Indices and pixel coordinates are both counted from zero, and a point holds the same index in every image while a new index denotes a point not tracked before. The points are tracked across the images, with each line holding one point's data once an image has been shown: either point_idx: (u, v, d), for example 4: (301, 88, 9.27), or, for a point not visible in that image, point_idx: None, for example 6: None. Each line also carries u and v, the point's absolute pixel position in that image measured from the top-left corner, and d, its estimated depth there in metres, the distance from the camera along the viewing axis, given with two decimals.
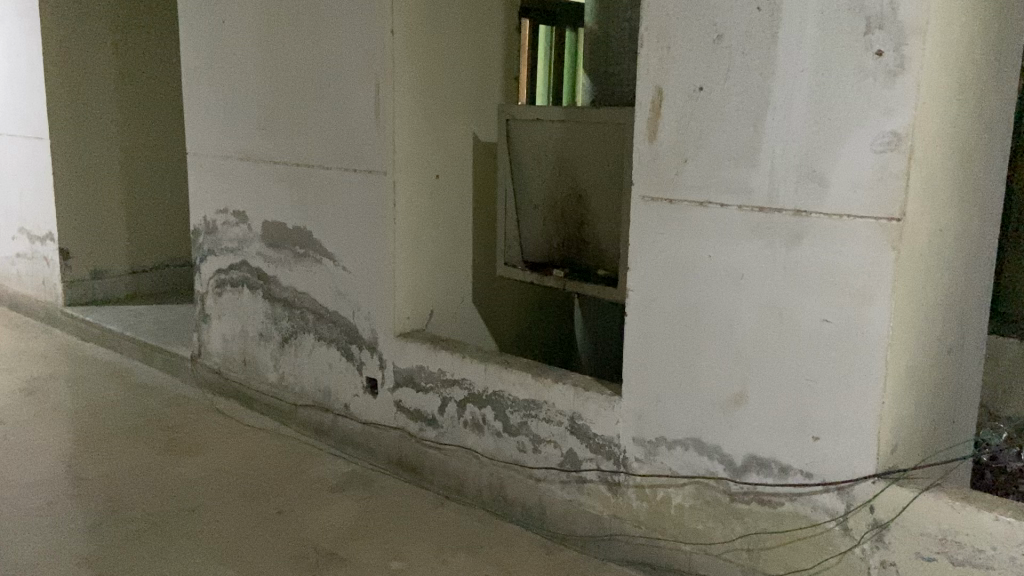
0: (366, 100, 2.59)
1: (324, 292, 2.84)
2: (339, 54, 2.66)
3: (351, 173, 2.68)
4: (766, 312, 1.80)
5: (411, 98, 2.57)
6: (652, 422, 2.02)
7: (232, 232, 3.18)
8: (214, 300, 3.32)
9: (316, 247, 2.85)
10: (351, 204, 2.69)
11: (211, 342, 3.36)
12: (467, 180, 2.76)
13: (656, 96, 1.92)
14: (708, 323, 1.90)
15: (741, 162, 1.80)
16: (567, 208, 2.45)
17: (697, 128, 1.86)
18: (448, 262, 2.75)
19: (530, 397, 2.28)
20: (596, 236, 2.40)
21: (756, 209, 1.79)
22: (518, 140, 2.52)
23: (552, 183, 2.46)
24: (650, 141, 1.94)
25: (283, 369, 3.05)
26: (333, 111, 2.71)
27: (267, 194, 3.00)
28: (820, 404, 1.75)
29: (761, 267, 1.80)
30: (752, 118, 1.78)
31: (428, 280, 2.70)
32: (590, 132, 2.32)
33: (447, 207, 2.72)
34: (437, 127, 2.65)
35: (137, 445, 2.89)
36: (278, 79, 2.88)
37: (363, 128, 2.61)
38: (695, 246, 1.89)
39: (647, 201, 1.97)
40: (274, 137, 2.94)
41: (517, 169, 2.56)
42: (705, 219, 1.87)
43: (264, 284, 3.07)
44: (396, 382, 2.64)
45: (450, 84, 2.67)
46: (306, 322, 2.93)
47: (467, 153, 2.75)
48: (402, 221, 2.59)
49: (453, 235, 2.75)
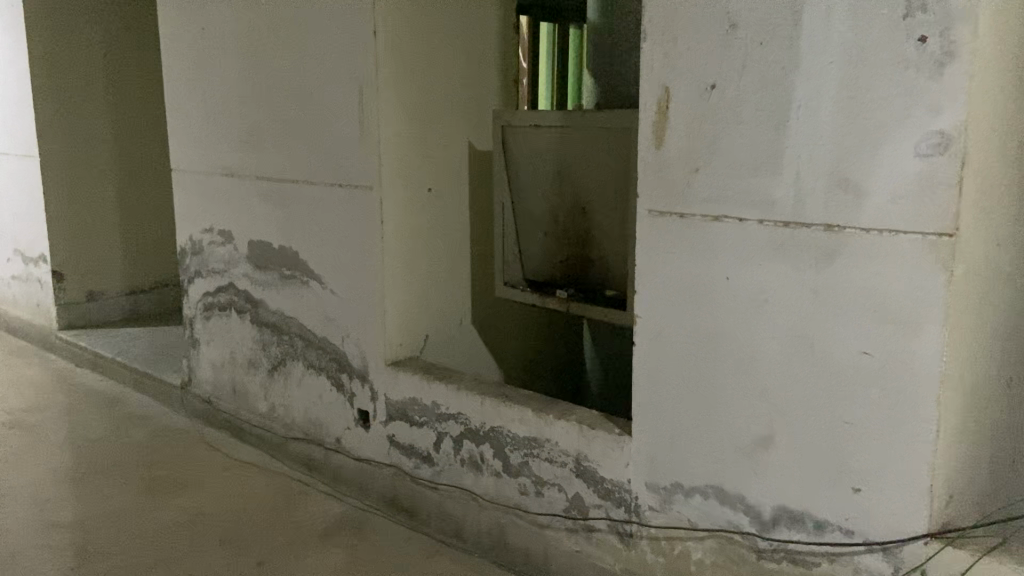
0: (350, 110, 2.38)
1: (313, 318, 2.64)
2: (320, 61, 2.45)
3: (337, 189, 2.47)
4: (794, 343, 1.56)
5: (399, 105, 2.36)
6: (666, 466, 1.79)
7: (219, 253, 2.98)
8: (203, 325, 3.12)
9: (303, 269, 2.65)
10: (338, 222, 2.48)
11: (201, 370, 3.18)
12: (463, 192, 2.54)
13: (664, 96, 1.68)
14: (727, 354, 1.65)
15: (760, 170, 1.56)
16: (570, 223, 2.22)
17: (710, 131, 1.62)
18: (444, 282, 2.53)
19: (531, 435, 2.05)
20: (602, 253, 2.16)
21: (780, 224, 1.55)
22: (515, 148, 2.29)
23: (553, 195, 2.24)
24: (657, 147, 1.71)
25: (273, 399, 2.85)
26: (317, 122, 2.50)
27: (252, 212, 2.81)
28: (861, 450, 1.50)
29: (787, 292, 1.55)
30: (773, 119, 1.53)
31: (421, 303, 2.48)
32: (594, 138, 2.09)
33: (441, 222, 2.50)
34: (428, 136, 2.43)
35: (119, 485, 2.70)
36: (260, 89, 2.69)
37: (348, 139, 2.40)
38: (711, 266, 1.66)
39: (655, 215, 1.73)
40: (257, 151, 2.75)
41: (515, 180, 2.33)
42: (722, 237, 1.63)
43: (252, 308, 2.88)
44: (389, 415, 2.42)
45: (442, 90, 2.45)
46: (295, 349, 2.72)
47: (461, 164, 2.53)
48: (391, 240, 2.38)
49: (448, 253, 2.53)
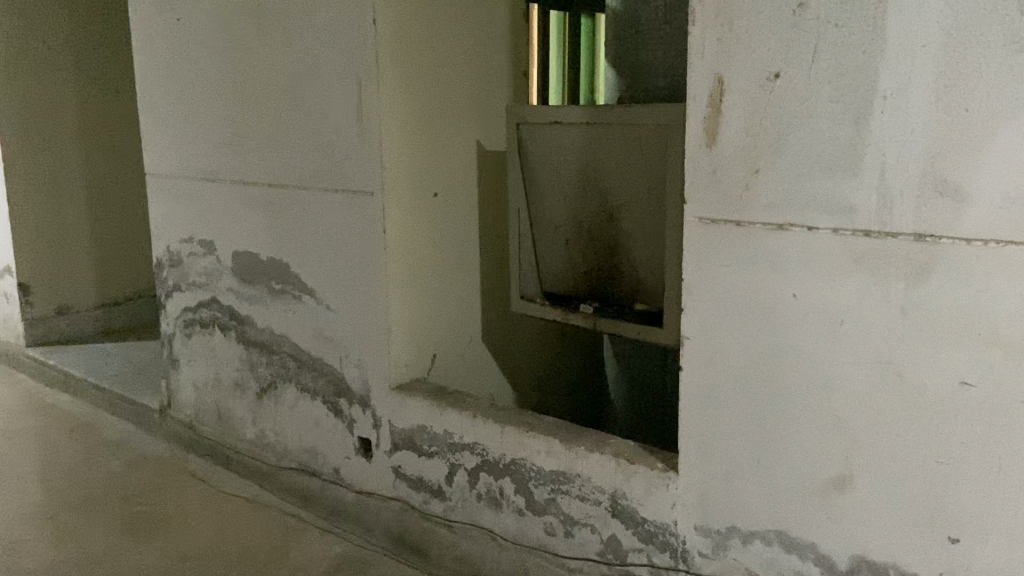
0: (348, 107, 2.15)
1: (306, 336, 2.40)
2: (313, 53, 2.21)
3: (334, 195, 2.24)
4: (878, 371, 1.35)
5: (402, 101, 2.12)
6: (720, 507, 1.58)
7: (200, 265, 2.74)
8: (184, 344, 2.87)
9: (296, 283, 2.41)
10: (335, 232, 2.25)
11: (182, 392, 2.93)
12: (471, 197, 2.31)
13: (717, 87, 1.47)
14: (795, 382, 1.45)
15: (836, 171, 1.35)
16: (596, 230, 2.00)
17: (774, 127, 1.41)
18: (452, 296, 2.30)
19: (559, 468, 1.83)
20: (633, 263, 1.95)
21: (859, 234, 1.34)
22: (532, 148, 2.07)
23: (576, 200, 2.02)
24: (709, 145, 1.49)
25: (263, 425, 2.61)
26: (309, 121, 2.27)
27: (237, 220, 2.56)
28: (960, 495, 1.31)
29: (868, 311, 1.35)
30: (851, 112, 1.33)
31: (428, 320, 2.25)
32: (624, 136, 1.87)
33: (449, 229, 2.27)
34: (434, 136, 2.20)
35: (93, 524, 2.45)
36: (245, 86, 2.44)
37: (346, 140, 2.17)
38: (773, 282, 1.45)
39: (706, 223, 1.52)
40: (242, 154, 2.50)
41: (531, 183, 2.11)
42: (788, 247, 1.42)
43: (238, 325, 2.63)
44: (395, 444, 2.19)
45: (448, 84, 2.22)
46: (287, 371, 2.48)
47: (470, 165, 2.30)
48: (394, 251, 2.15)
49: (456, 263, 2.30)
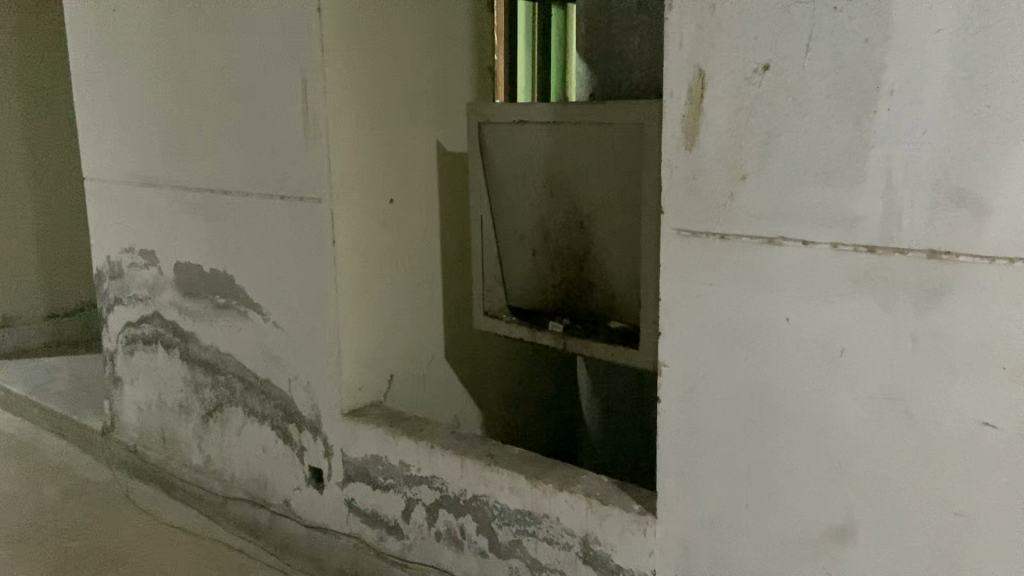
0: (293, 106, 1.95)
1: (253, 356, 2.20)
2: (254, 46, 2.01)
3: (280, 203, 2.04)
4: (882, 407, 1.18)
5: (353, 98, 1.92)
6: (704, 557, 1.39)
7: (141, 277, 2.53)
8: (126, 362, 2.66)
9: (241, 298, 2.21)
10: (282, 243, 2.05)
11: (125, 413, 2.71)
12: (432, 203, 2.12)
13: (697, 80, 1.29)
14: (788, 418, 1.27)
15: (833, 177, 1.17)
16: (565, 240, 1.81)
17: (763, 126, 1.23)
18: (411, 312, 2.11)
19: (524, 507, 1.64)
20: (607, 278, 1.77)
21: (862, 250, 1.16)
22: (494, 150, 1.88)
23: (543, 207, 1.83)
24: (689, 148, 1.31)
25: (209, 451, 2.40)
26: (252, 121, 2.07)
27: (178, 229, 2.35)
28: (978, 552, 1.13)
29: (872, 339, 1.17)
30: (852, 108, 1.15)
31: (385, 338, 2.06)
32: (595, 138, 1.69)
33: (407, 239, 2.08)
34: (389, 137, 2.00)
35: (19, 562, 2.23)
36: (184, 82, 2.24)
37: (292, 142, 1.97)
38: (762, 303, 1.27)
39: (685, 236, 1.34)
40: (183, 156, 2.29)
41: (495, 189, 1.92)
42: (778, 264, 1.24)
43: (181, 342, 2.43)
44: (347, 475, 2.00)
45: (405, 80, 2.02)
46: (233, 393, 2.28)
47: (430, 169, 2.10)
48: (345, 265, 1.95)
49: (416, 276, 2.11)
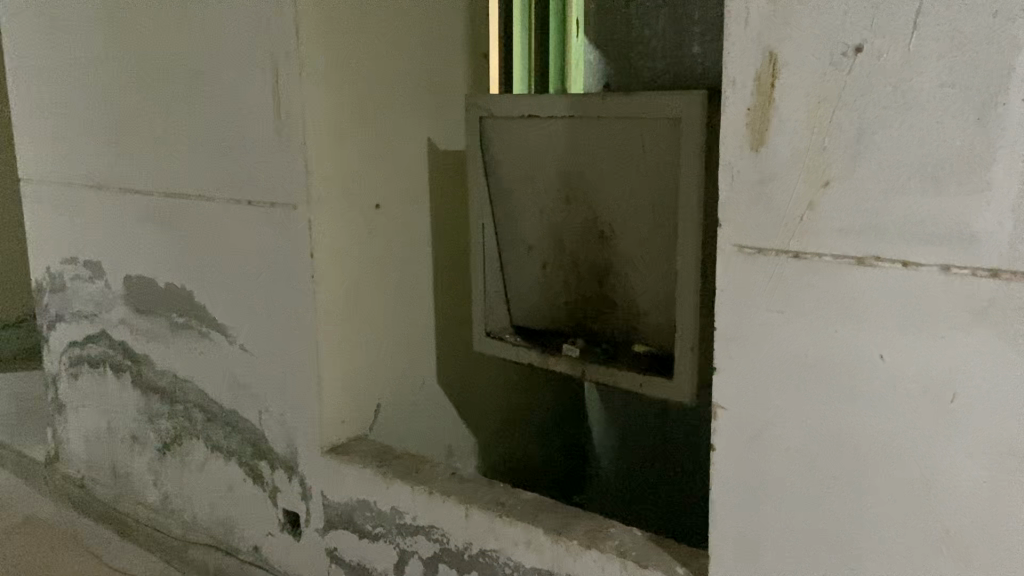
0: (262, 97, 1.69)
1: (217, 383, 1.94)
2: (217, 28, 1.74)
3: (248, 209, 1.77)
4: (1004, 464, 0.97)
5: (334, 87, 1.66)
6: None
7: (86, 291, 2.24)
8: (70, 387, 2.36)
9: (202, 317, 1.94)
10: (251, 254, 1.79)
11: (70, 443, 2.42)
12: (424, 209, 1.86)
13: (767, 67, 1.06)
14: (881, 474, 1.05)
15: (947, 184, 0.96)
16: (584, 252, 1.58)
17: (854, 120, 1.00)
18: (399, 332, 1.86)
19: (542, 567, 1.40)
20: (632, 295, 1.55)
21: (982, 275, 0.95)
22: (499, 148, 1.64)
23: (559, 214, 1.60)
24: (754, 148, 1.08)
25: (167, 487, 2.14)
26: (214, 114, 1.80)
27: (129, 237, 2.07)
28: None
29: (992, 383, 0.96)
30: (971, 99, 0.93)
31: (371, 364, 1.81)
32: (622, 135, 1.45)
33: (396, 250, 1.82)
34: (375, 133, 1.74)
35: None
36: (134, 69, 1.95)
37: (263, 138, 1.70)
38: (850, 337, 1.05)
39: (749, 254, 1.11)
40: (134, 154, 2.01)
41: (500, 193, 1.68)
42: (871, 291, 1.02)
43: (133, 366, 2.15)
44: (329, 521, 1.75)
45: (394, 67, 1.76)
46: (194, 425, 2.02)
47: (422, 169, 1.85)
48: (325, 281, 1.69)
49: (406, 291, 1.85)
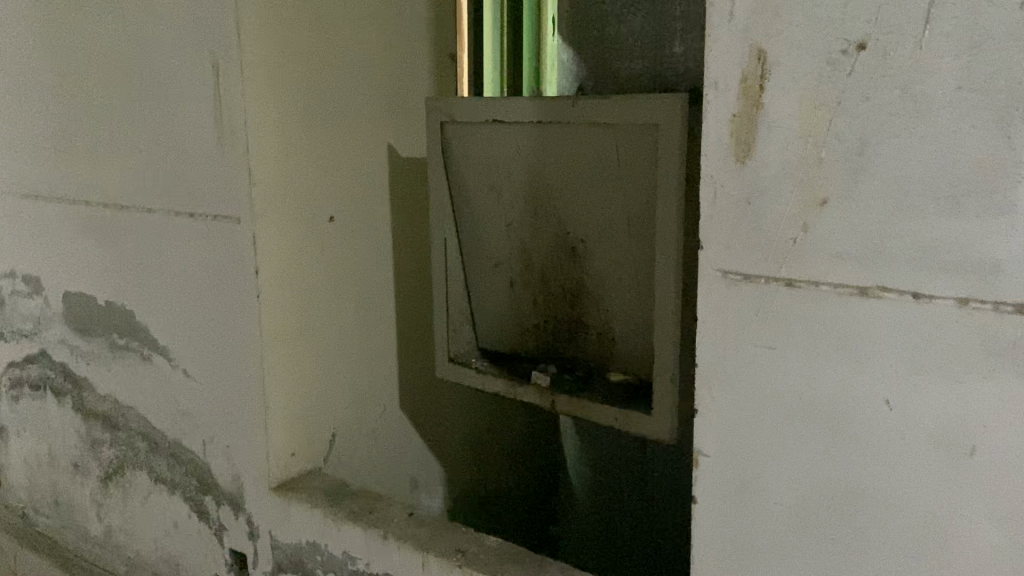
0: (202, 99, 1.53)
1: (160, 410, 1.78)
2: (154, 24, 1.59)
3: (188, 222, 1.62)
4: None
5: (282, 89, 1.51)
6: None
7: (25, 309, 2.07)
8: (11, 411, 2.20)
9: (143, 337, 1.79)
10: (194, 272, 1.64)
11: (11, 471, 2.25)
12: (384, 220, 1.71)
13: (755, 66, 0.92)
14: (884, 535, 0.92)
15: (964, 204, 0.82)
16: (554, 271, 1.44)
17: (856, 128, 0.86)
18: (357, 354, 1.71)
19: None
20: (606, 318, 1.41)
21: (1006, 310, 0.81)
22: (461, 156, 1.50)
23: (527, 229, 1.45)
24: (740, 159, 0.94)
25: (109, 520, 1.98)
26: (152, 118, 1.64)
27: (67, 251, 1.91)
28: None
29: (1017, 437, 0.83)
30: (994, 104, 0.79)
31: (324, 390, 1.66)
32: (594, 143, 1.31)
33: (352, 266, 1.67)
34: (329, 139, 1.59)
35: None
36: (69, 69, 1.79)
37: (203, 145, 1.55)
38: (849, 379, 0.91)
39: (734, 281, 0.97)
40: (70, 161, 1.85)
41: (463, 205, 1.53)
42: (874, 326, 0.88)
43: (74, 389, 1.99)
44: (277, 563, 1.60)
45: (350, 66, 1.61)
46: (137, 454, 1.86)
47: (382, 177, 1.70)
48: (271, 301, 1.54)
49: (363, 310, 1.71)
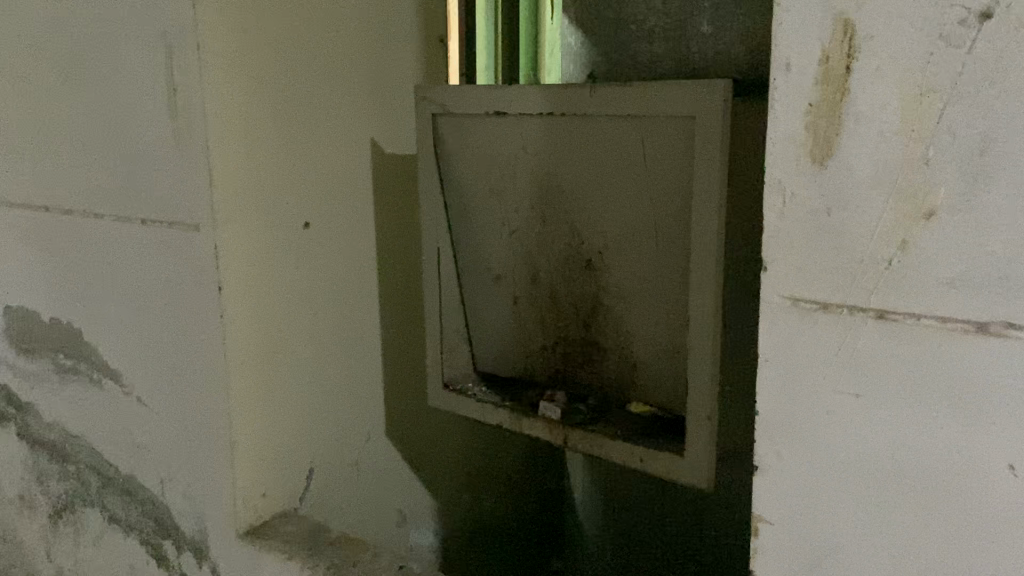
0: (154, 87, 1.32)
1: (113, 442, 1.57)
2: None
3: (141, 230, 1.41)
4: None
5: (247, 75, 1.30)
6: None
7: None
8: None
9: (92, 360, 1.57)
10: (148, 287, 1.43)
11: None
12: (366, 226, 1.51)
13: (840, 43, 0.72)
14: None
15: None
16: (566, 285, 1.25)
17: (975, 121, 0.67)
18: (336, 378, 1.50)
19: None
20: (626, 342, 1.21)
21: None
22: (456, 154, 1.30)
23: (535, 237, 1.26)
24: (818, 159, 0.75)
25: (60, 562, 1.76)
26: (97, 111, 1.43)
27: (7, 261, 1.69)
28: None
29: None
30: None
31: (299, 420, 1.45)
32: (615, 139, 1.12)
33: (330, 278, 1.47)
34: (303, 133, 1.39)
35: None
36: (5, 54, 1.57)
37: (156, 140, 1.34)
38: (958, 440, 0.72)
39: (807, 313, 0.78)
40: (9, 159, 1.62)
41: (460, 210, 1.34)
42: (993, 375, 0.70)
43: (18, 415, 1.77)
44: None
45: (326, 50, 1.40)
46: (88, 489, 1.65)
47: (364, 176, 1.49)
48: (236, 321, 1.33)
49: (343, 327, 1.50)
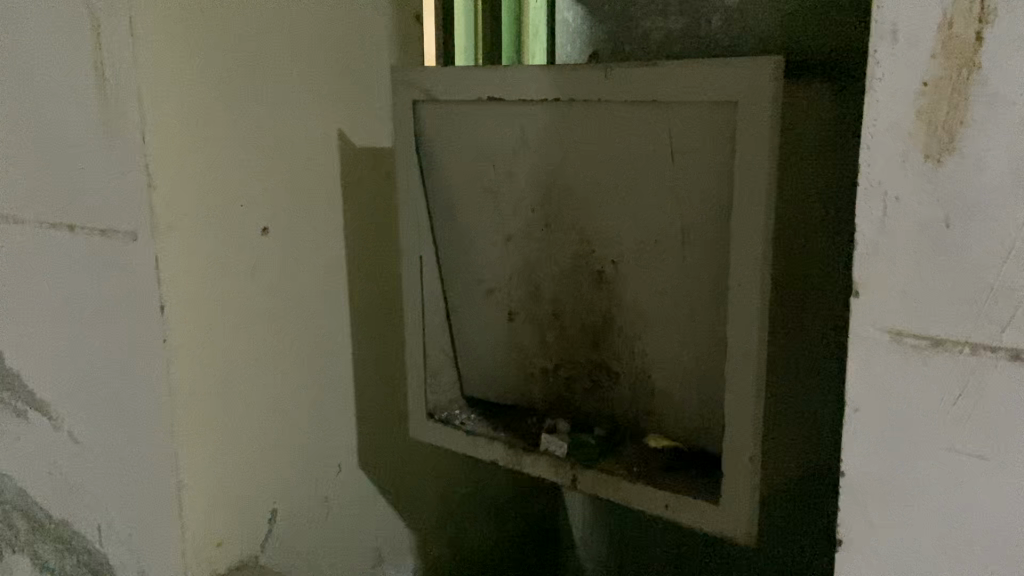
0: (78, 69, 1.10)
1: (42, 482, 1.36)
2: None
3: (68, 239, 1.19)
4: None
5: (191, 55, 1.09)
6: None
7: None
8: None
9: (14, 387, 1.35)
10: (78, 305, 1.21)
11: None
12: (333, 230, 1.31)
13: (968, 3, 0.57)
14: None
15: None
16: (572, 300, 1.07)
17: None
18: (302, 405, 1.31)
19: None
20: (643, 366, 1.04)
21: None
22: (441, 148, 1.11)
23: (536, 244, 1.08)
24: (935, 156, 0.60)
25: None
26: (10, 100, 1.20)
27: None
28: None
29: None
30: None
31: (258, 456, 1.26)
32: (634, 129, 0.94)
33: (292, 290, 1.27)
34: (259, 123, 1.19)
35: None
36: None
37: (82, 133, 1.12)
38: None
39: (914, 350, 0.63)
40: None
41: (446, 213, 1.15)
42: None
43: None
44: None
45: (285, 27, 1.20)
46: (14, 535, 1.43)
47: (330, 174, 1.29)
48: (182, 345, 1.13)
49: (308, 347, 1.31)
